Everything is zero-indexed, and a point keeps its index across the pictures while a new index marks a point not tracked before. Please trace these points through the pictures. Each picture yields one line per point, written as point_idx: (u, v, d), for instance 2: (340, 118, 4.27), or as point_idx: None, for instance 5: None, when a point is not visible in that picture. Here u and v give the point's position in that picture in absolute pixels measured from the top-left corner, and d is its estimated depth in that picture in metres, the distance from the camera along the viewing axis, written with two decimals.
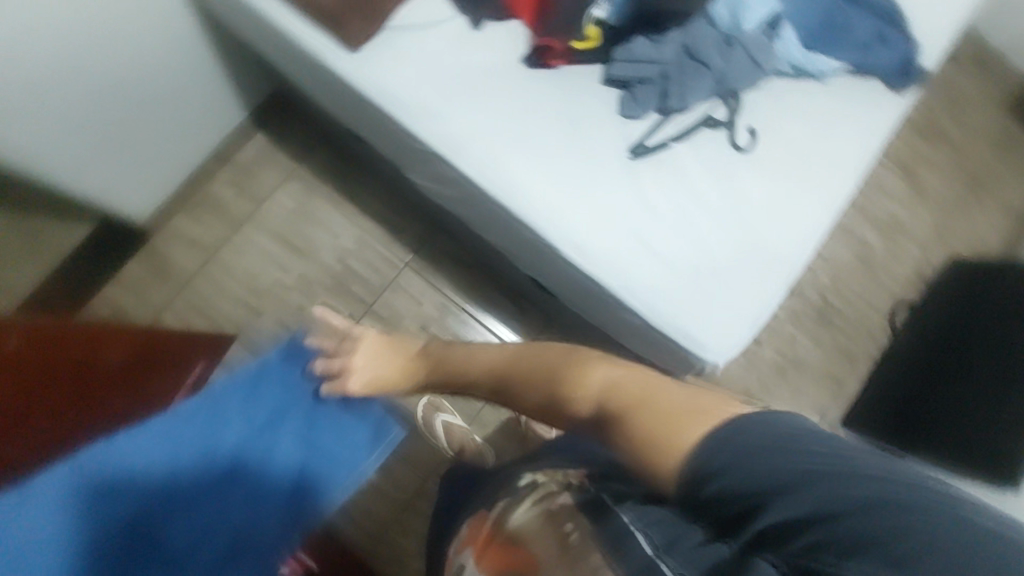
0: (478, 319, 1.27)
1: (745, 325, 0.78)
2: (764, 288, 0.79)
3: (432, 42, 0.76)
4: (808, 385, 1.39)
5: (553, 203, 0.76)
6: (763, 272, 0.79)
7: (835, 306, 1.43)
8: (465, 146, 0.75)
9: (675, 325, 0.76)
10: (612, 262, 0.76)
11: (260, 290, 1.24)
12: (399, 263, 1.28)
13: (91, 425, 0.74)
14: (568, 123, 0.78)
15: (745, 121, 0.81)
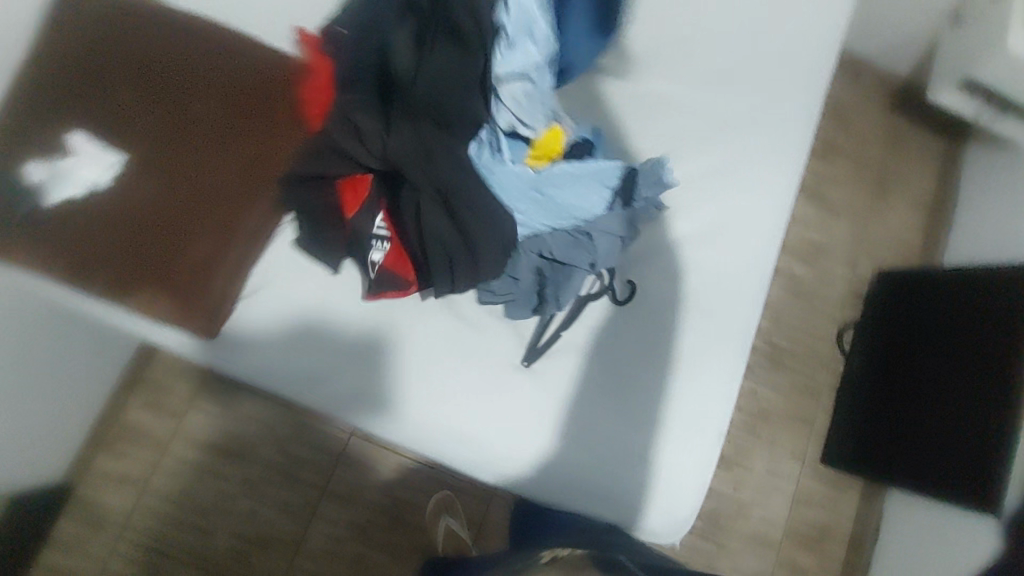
0: (437, 472, 1.23)
1: (686, 477, 0.84)
2: (694, 432, 0.86)
3: (291, 301, 0.78)
4: (780, 435, 1.37)
5: (474, 419, 0.80)
6: (692, 432, 0.86)
7: (785, 347, 1.41)
8: (366, 389, 0.79)
9: (622, 496, 0.83)
10: (547, 455, 0.82)
11: (204, 509, 1.17)
12: (342, 437, 1.22)
13: None
14: (459, 335, 0.83)
15: (621, 276, 0.90)
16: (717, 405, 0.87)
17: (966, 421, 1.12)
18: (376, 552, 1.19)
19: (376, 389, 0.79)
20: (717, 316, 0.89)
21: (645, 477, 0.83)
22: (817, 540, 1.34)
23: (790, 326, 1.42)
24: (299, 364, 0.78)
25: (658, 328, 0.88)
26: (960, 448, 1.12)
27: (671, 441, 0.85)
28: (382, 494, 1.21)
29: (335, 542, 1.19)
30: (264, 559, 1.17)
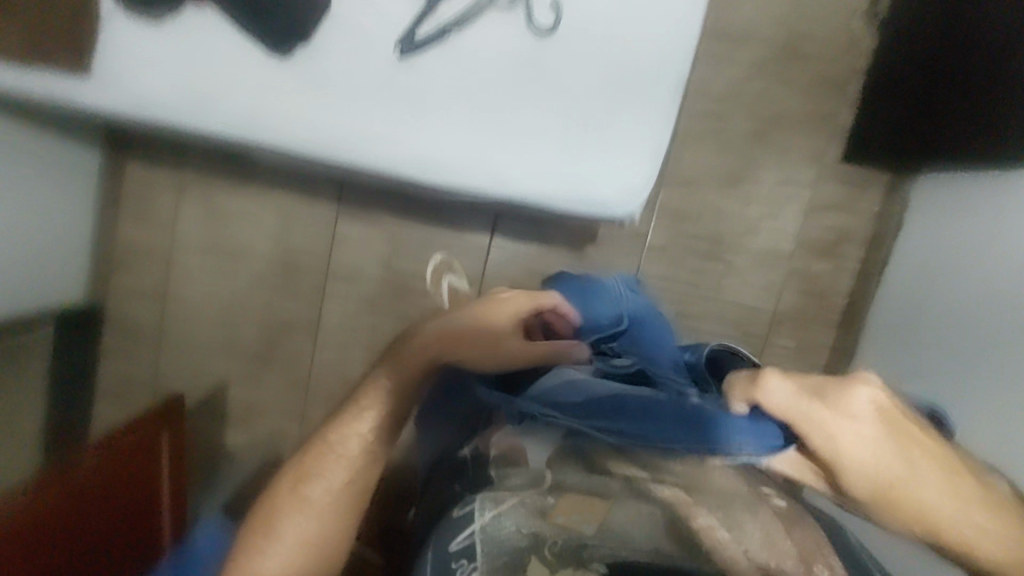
0: (430, 236, 1.22)
1: (641, 144, 0.76)
2: (648, 89, 0.74)
3: (174, 51, 0.74)
4: (795, 138, 1.24)
5: (398, 124, 0.75)
6: (640, 83, 0.74)
7: (797, 35, 1.21)
8: (288, 120, 0.76)
9: (574, 178, 0.77)
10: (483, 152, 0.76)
11: (225, 305, 1.24)
12: (330, 218, 1.21)
13: None
14: (365, 39, 0.73)
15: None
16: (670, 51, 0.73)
17: (1002, 71, 0.93)
18: (388, 322, 1.24)
19: (297, 117, 0.75)
20: None
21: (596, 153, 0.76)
22: (834, 244, 1.27)
23: (802, 10, 1.20)
24: (214, 87, 0.75)
25: None
26: (987, 106, 0.96)
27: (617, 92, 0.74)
28: (382, 268, 1.23)
29: (349, 318, 1.25)
30: (288, 341, 1.25)
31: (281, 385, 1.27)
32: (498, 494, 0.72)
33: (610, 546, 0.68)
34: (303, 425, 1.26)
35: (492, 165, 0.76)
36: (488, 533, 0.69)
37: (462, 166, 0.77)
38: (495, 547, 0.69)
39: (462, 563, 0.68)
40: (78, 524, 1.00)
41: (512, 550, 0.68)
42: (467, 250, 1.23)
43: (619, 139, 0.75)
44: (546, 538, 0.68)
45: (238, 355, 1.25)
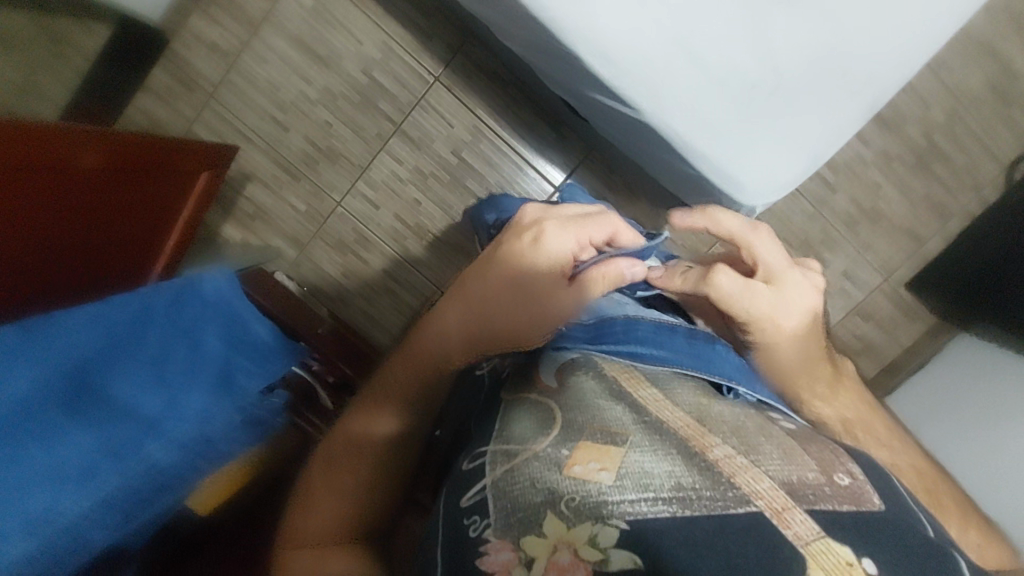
0: (512, 147, 1.16)
1: (798, 164, 0.68)
2: (838, 114, 0.66)
3: None
4: (881, 242, 1.22)
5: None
6: (834, 103, 0.66)
7: (942, 150, 1.16)
8: None
9: (714, 163, 0.67)
10: (649, 80, 0.63)
11: (285, 103, 1.17)
12: (428, 77, 1.14)
13: (106, 204, 0.74)
14: None
15: None
16: (876, 91, 0.66)
17: None
18: (428, 203, 1.20)
19: None
20: None
21: (753, 147, 0.66)
22: (856, 353, 1.28)
23: (966, 128, 1.14)
24: None
25: None
26: None
27: (810, 99, 0.65)
28: (450, 150, 1.17)
29: (395, 181, 1.20)
30: (328, 172, 1.20)
31: (299, 207, 1.23)
32: (511, 448, 0.48)
33: (633, 496, 0.41)
34: (302, 255, 1.25)
35: (655, 85, 0.64)
36: (501, 488, 0.46)
37: (624, 69, 0.63)
38: (510, 502, 0.45)
39: (475, 519, 0.46)
40: (106, 190, 0.73)
41: (530, 506, 0.44)
42: (536, 178, 1.18)
43: (787, 131, 0.66)
44: (561, 492, 0.43)
45: (274, 158, 1.20)
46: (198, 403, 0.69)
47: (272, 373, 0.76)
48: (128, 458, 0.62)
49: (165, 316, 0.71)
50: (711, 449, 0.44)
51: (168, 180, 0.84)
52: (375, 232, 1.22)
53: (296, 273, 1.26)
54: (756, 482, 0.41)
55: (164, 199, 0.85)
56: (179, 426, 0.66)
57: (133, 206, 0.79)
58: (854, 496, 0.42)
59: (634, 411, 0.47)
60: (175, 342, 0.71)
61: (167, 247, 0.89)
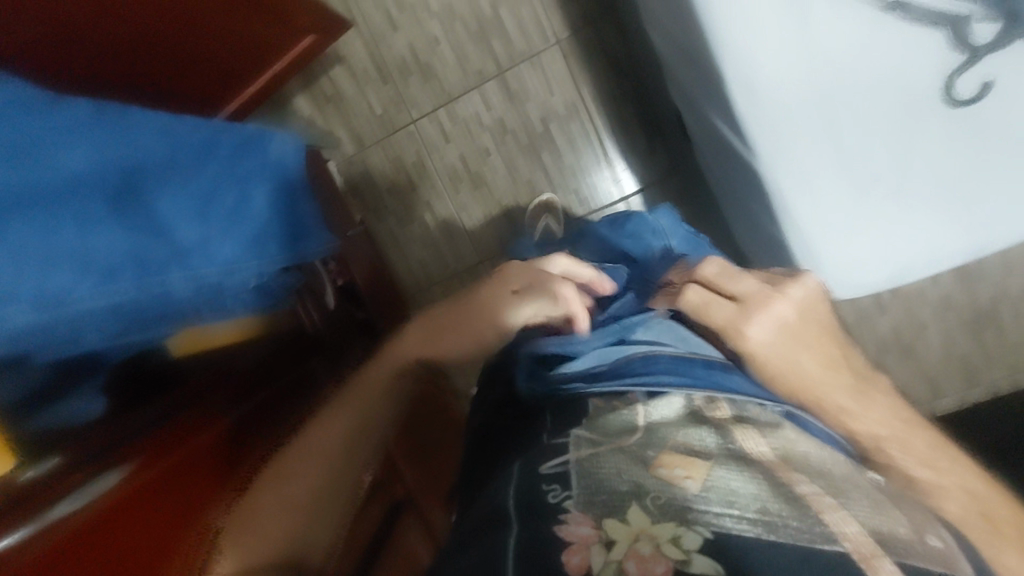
0: (598, 138, 1.14)
1: (880, 271, 0.66)
2: (938, 244, 0.64)
3: None
4: (902, 376, 1.20)
5: (751, 20, 0.57)
6: (944, 230, 0.63)
7: (1000, 319, 1.14)
8: None
9: (800, 236, 0.65)
10: (778, 128, 0.61)
11: (404, 4, 1.14)
12: (551, 38, 1.11)
13: (207, 19, 0.74)
14: None
15: (990, 69, 0.57)
16: (986, 238, 0.64)
17: None
18: (499, 156, 1.18)
19: None
20: None
21: (844, 238, 0.64)
22: None
23: None
24: None
25: None
26: None
27: (920, 216, 0.63)
28: (540, 116, 1.15)
29: (476, 123, 1.17)
30: (416, 86, 1.18)
31: (375, 108, 1.20)
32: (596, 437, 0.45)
33: (718, 508, 0.36)
34: (358, 153, 1.22)
35: (783, 136, 0.61)
36: (586, 467, 0.41)
37: (762, 108, 0.60)
38: (589, 484, 0.40)
39: (554, 486, 0.40)
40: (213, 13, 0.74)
41: (616, 493, 0.38)
42: (609, 178, 1.15)
43: (884, 237, 0.64)
44: (647, 488, 0.38)
45: (373, 51, 1.17)
46: (229, 248, 0.65)
47: (300, 256, 0.76)
48: (152, 275, 0.58)
49: (225, 153, 0.69)
50: (798, 482, 0.38)
51: (270, 34, 0.84)
52: (437, 162, 1.20)
53: (345, 167, 1.23)
54: (845, 524, 0.34)
55: (255, 49, 0.83)
56: (202, 261, 0.63)
57: (227, 36, 0.78)
58: (944, 561, 0.35)
59: (721, 434, 0.43)
60: (226, 184, 0.67)
61: (250, 88, 0.87)
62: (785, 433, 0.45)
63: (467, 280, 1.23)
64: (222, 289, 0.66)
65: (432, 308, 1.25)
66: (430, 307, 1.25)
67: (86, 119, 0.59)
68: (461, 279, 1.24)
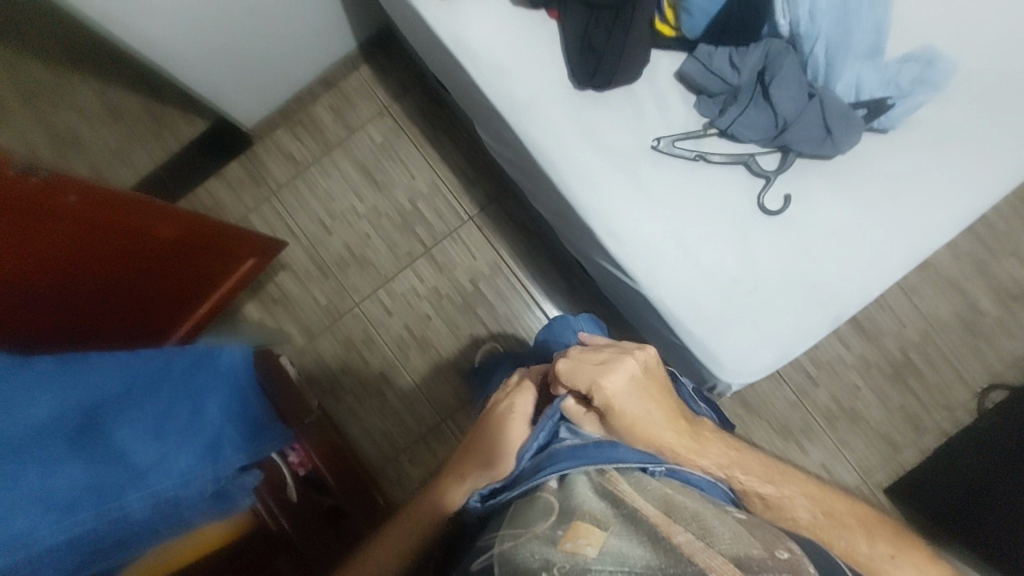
0: (523, 287, 1.28)
1: (771, 352, 0.75)
2: (808, 319, 0.75)
3: (494, 10, 0.79)
4: (858, 441, 1.25)
5: (599, 186, 0.75)
6: (806, 308, 0.75)
7: (918, 367, 1.25)
8: (524, 111, 0.77)
9: (695, 337, 0.75)
10: (645, 255, 0.75)
11: (335, 212, 1.33)
12: (465, 215, 1.31)
13: (162, 261, 0.85)
14: (635, 119, 0.80)
15: (784, 186, 0.77)
16: (843, 307, 0.75)
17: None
18: (439, 319, 1.29)
19: (533, 121, 0.77)
20: (900, 220, 0.76)
21: (730, 331, 0.75)
22: None
23: (938, 351, 1.24)
24: (498, 49, 0.78)
25: (830, 200, 0.77)
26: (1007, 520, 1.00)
27: (782, 300, 0.75)
28: (469, 278, 1.29)
29: (413, 294, 1.30)
30: (354, 275, 1.32)
31: (320, 301, 1.32)
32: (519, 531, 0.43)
33: (611, 567, 0.37)
34: (309, 343, 1.31)
35: (651, 261, 0.75)
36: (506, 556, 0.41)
37: (628, 244, 0.75)
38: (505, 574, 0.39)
39: None
40: (170, 257, 0.86)
41: (526, 572, 0.38)
42: (541, 319, 1.28)
43: (762, 323, 0.75)
44: (553, 562, 0.38)
45: (313, 255, 1.33)
46: (186, 462, 0.68)
47: (259, 452, 0.82)
48: (109, 501, 0.58)
49: (178, 372, 0.74)
50: (675, 529, 0.40)
51: (219, 262, 0.97)
52: (384, 337, 1.30)
53: (298, 359, 1.30)
54: (710, 559, 0.37)
55: (205, 276, 0.96)
56: (159, 479, 0.65)
57: (182, 271, 0.90)
58: (792, 567, 0.38)
59: (615, 505, 0.43)
60: (178, 402, 0.72)
61: (198, 312, 0.98)
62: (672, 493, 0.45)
63: (431, 442, 1.25)
64: (178, 505, 0.67)
65: (401, 478, 1.25)
66: (399, 478, 1.24)
67: (52, 372, 0.58)
68: (425, 442, 1.26)
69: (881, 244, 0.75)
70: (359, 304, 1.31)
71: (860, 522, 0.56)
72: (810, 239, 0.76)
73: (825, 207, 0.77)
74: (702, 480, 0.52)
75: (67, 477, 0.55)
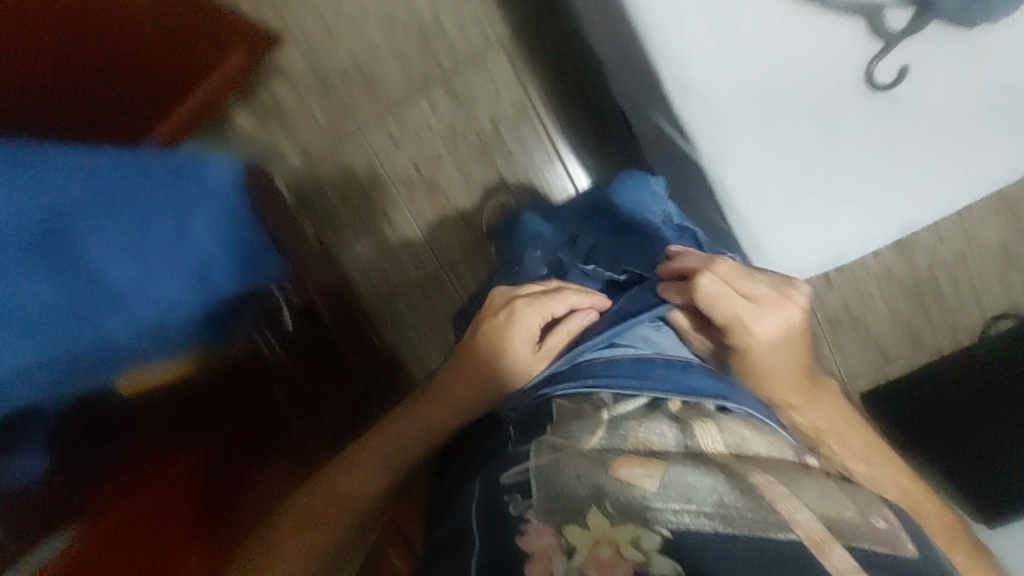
0: (549, 136, 1.15)
1: (822, 251, 0.69)
2: (873, 221, 0.68)
3: None
4: (852, 345, 1.26)
5: (682, 24, 0.59)
6: (877, 210, 0.67)
7: (939, 284, 1.20)
8: None
9: (747, 224, 0.67)
10: (716, 124, 0.63)
11: (341, 13, 1.12)
12: (493, 39, 1.11)
13: (136, 42, 0.76)
14: None
15: (903, 57, 0.60)
16: (917, 215, 0.67)
17: None
18: (451, 160, 1.17)
19: None
20: None
21: (787, 224, 0.67)
22: None
23: (966, 271, 1.19)
24: None
25: (960, 85, 0.60)
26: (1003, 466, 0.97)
27: (855, 197, 0.66)
28: (489, 118, 1.14)
29: (425, 128, 1.16)
30: (359, 95, 1.15)
31: (319, 119, 1.17)
32: (558, 440, 0.43)
33: (676, 505, 0.36)
34: (307, 167, 1.19)
35: (721, 131, 0.63)
36: (548, 474, 0.40)
37: (700, 107, 0.62)
38: (552, 493, 0.39)
39: (516, 497, 0.40)
40: (145, 37, 0.77)
41: (574, 499, 0.38)
42: (562, 175, 1.16)
43: (824, 219, 0.67)
44: (607, 490, 0.37)
45: (312, 62, 1.14)
46: (173, 285, 0.65)
47: (255, 283, 0.77)
48: (81, 328, 0.58)
49: (165, 184, 0.67)
50: (753, 472, 0.40)
51: (203, 57, 0.85)
52: (388, 171, 1.18)
53: (294, 183, 1.20)
54: (795, 512, 0.36)
55: (191, 74, 0.84)
56: (140, 304, 0.62)
57: (160, 60, 0.80)
58: (888, 540, 0.37)
59: (679, 433, 0.43)
60: (160, 217, 0.66)
61: (179, 110, 0.84)
62: (740, 429, 0.45)
63: (428, 287, 1.22)
64: (166, 327, 0.65)
65: (395, 318, 1.23)
66: (393, 316, 1.23)
67: None
68: (422, 287, 1.23)
69: (990, 149, 0.64)
70: (363, 129, 1.17)
71: (867, 436, 0.55)
72: (918, 132, 0.62)
73: (953, 94, 0.61)
74: (773, 415, 0.50)
75: (24, 294, 0.54)
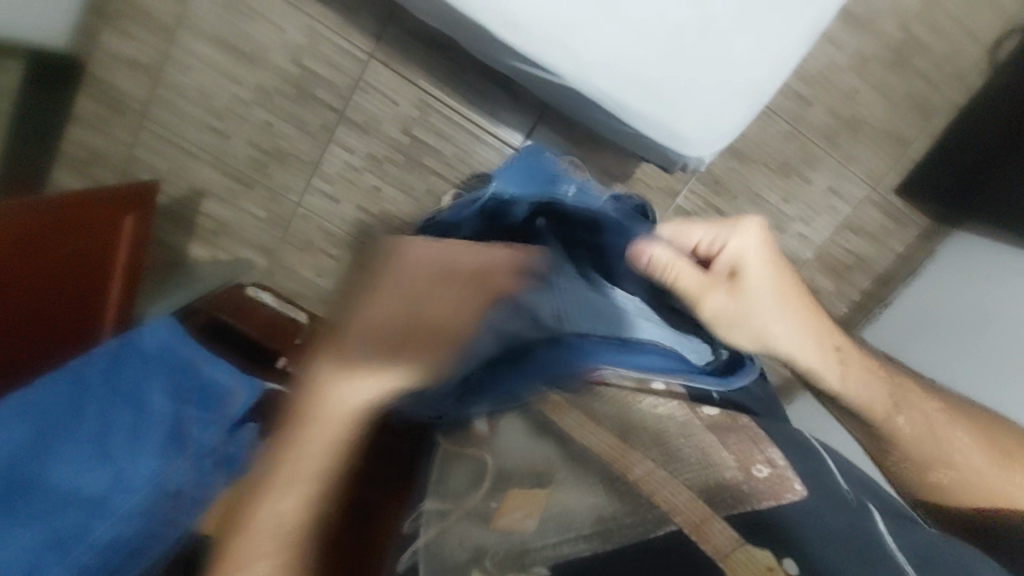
0: (461, 113, 1.10)
1: (739, 100, 0.66)
2: (778, 40, 0.63)
3: None
4: (864, 148, 1.11)
5: None
6: (775, 27, 0.62)
7: (920, 39, 1.04)
8: None
9: (646, 118, 0.67)
10: (564, 44, 0.64)
11: (221, 111, 1.12)
12: (362, 55, 1.07)
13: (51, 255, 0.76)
14: None
15: None
16: (819, 8, 0.61)
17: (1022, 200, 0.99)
18: (388, 187, 1.16)
19: None
20: None
21: (687, 94, 0.65)
22: (847, 270, 1.18)
23: (946, 10, 1.02)
24: None
25: None
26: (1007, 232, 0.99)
27: (746, 25, 0.61)
28: (401, 129, 1.12)
29: (350, 172, 1.15)
30: (279, 174, 1.16)
31: (260, 215, 1.20)
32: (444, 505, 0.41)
33: (553, 538, 0.35)
34: (273, 261, 1.24)
35: (573, 46, 0.64)
36: (432, 547, 0.39)
37: (542, 39, 0.64)
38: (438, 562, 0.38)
39: None
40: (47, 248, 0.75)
41: (456, 565, 0.37)
42: (495, 145, 1.12)
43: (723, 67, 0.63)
44: (487, 547, 0.37)
45: (226, 169, 1.17)
46: (148, 462, 0.71)
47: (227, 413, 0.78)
48: (76, 546, 0.63)
49: (100, 376, 0.75)
50: (634, 465, 0.35)
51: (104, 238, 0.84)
52: (339, 226, 1.19)
53: (271, 280, 1.25)
54: (674, 495, 0.34)
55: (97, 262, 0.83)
56: (127, 498, 0.68)
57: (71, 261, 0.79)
58: (772, 488, 0.35)
59: (560, 445, 0.38)
60: (116, 410, 0.73)
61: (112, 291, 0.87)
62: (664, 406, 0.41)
63: None
64: (181, 492, 0.70)
65: None
66: None
67: None
68: None
69: None
70: (302, 200, 1.18)
71: None
72: None
73: None
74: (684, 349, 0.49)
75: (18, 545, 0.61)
